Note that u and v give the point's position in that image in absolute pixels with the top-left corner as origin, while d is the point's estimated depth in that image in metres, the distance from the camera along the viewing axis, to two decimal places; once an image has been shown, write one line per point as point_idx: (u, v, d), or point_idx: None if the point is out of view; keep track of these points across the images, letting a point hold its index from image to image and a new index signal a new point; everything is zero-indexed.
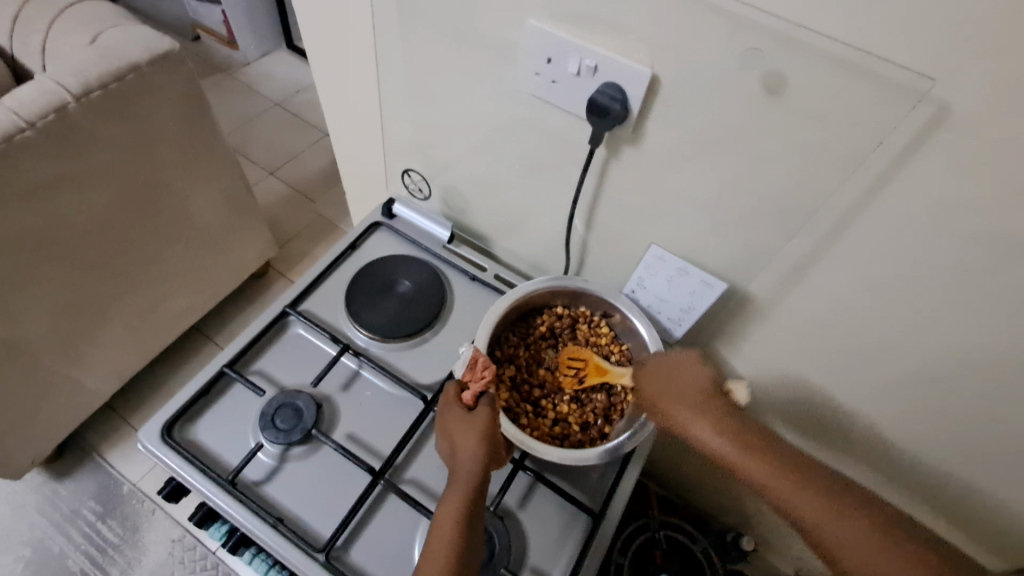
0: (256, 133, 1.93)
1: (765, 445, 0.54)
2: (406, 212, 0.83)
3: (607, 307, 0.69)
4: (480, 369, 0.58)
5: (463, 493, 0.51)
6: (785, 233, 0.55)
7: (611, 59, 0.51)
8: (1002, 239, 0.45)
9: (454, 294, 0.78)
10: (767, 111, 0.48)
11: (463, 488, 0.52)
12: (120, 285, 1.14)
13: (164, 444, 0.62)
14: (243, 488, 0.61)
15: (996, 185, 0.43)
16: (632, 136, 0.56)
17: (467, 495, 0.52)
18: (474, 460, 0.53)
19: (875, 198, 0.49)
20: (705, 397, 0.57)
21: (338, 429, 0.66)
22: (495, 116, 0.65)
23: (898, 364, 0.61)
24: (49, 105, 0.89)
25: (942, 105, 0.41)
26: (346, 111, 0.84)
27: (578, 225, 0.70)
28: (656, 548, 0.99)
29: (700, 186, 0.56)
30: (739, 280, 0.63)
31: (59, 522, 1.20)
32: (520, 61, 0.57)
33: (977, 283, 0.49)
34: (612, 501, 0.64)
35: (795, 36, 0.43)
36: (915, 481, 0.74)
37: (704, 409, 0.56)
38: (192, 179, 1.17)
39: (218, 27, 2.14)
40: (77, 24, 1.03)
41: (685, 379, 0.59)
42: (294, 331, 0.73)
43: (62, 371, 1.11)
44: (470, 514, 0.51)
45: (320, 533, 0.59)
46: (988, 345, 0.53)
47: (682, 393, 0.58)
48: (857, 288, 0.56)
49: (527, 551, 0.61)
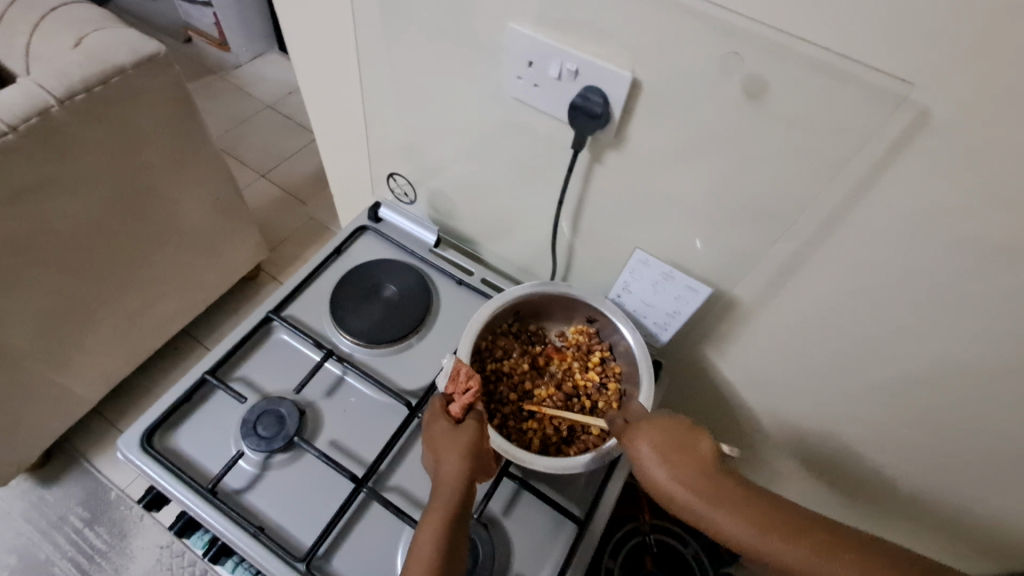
0: (248, 136, 1.92)
1: (721, 488, 0.50)
2: (392, 215, 0.83)
3: (591, 312, 0.69)
4: (464, 379, 0.58)
5: (441, 515, 0.50)
6: (769, 237, 0.55)
7: (590, 63, 0.50)
8: (984, 245, 0.45)
9: (440, 298, 0.78)
10: (748, 116, 0.47)
11: (444, 504, 0.51)
12: (106, 288, 1.13)
13: (143, 452, 0.61)
14: (224, 497, 0.60)
15: (979, 190, 0.42)
16: (616, 139, 0.55)
17: (445, 517, 0.50)
18: (456, 475, 0.52)
19: (857, 203, 0.49)
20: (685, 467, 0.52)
21: (321, 436, 0.65)
22: (479, 119, 0.65)
23: (884, 369, 0.61)
24: (31, 109, 0.87)
25: (922, 111, 0.41)
26: (330, 115, 0.83)
27: (564, 229, 0.70)
28: (647, 553, 1.00)
29: (684, 188, 0.56)
30: (725, 284, 0.62)
31: (46, 529, 1.19)
32: (502, 63, 0.57)
33: (964, 288, 0.48)
34: (598, 508, 0.63)
35: (775, 41, 0.43)
36: (905, 485, 0.74)
37: (701, 477, 0.51)
38: (179, 181, 1.16)
39: (209, 29, 2.13)
40: (61, 27, 1.02)
41: (678, 457, 0.52)
42: (278, 337, 0.72)
43: (48, 377, 1.10)
44: (451, 534, 0.50)
45: (301, 542, 0.59)
46: (973, 349, 0.53)
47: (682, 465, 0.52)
48: (840, 291, 0.56)
49: (511, 559, 0.60)
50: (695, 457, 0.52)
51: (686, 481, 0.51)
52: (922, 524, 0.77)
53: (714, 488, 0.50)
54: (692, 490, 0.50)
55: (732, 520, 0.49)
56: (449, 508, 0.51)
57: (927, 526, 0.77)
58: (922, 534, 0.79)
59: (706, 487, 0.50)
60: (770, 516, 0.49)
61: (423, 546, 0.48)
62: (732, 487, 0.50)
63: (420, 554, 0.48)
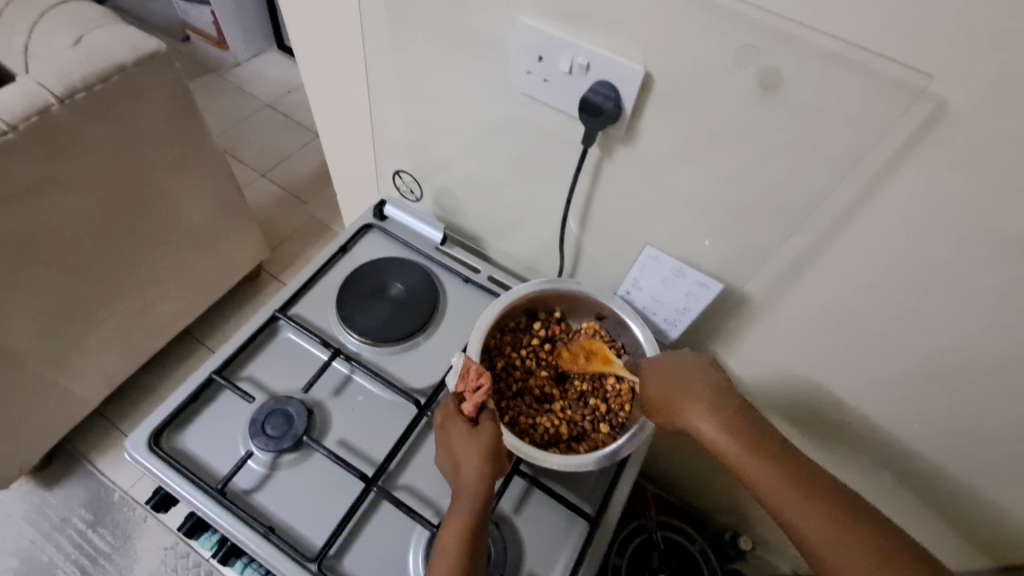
0: (247, 135, 1.91)
1: (718, 400, 0.55)
2: (398, 213, 0.82)
3: (600, 308, 0.68)
4: (474, 377, 0.57)
5: (466, 517, 0.50)
6: (781, 233, 0.54)
7: (601, 57, 0.50)
8: (1000, 238, 0.45)
9: (446, 295, 0.77)
10: (763, 108, 0.47)
11: (468, 506, 0.51)
12: (107, 288, 1.12)
13: (151, 452, 0.60)
14: (233, 497, 0.59)
15: (994, 184, 0.42)
16: (626, 135, 0.55)
17: (470, 518, 0.50)
18: (478, 477, 0.52)
19: (870, 198, 0.48)
20: (697, 385, 0.57)
21: (330, 435, 0.64)
22: (486, 115, 0.64)
23: (896, 364, 0.60)
24: (31, 107, 0.86)
25: (940, 102, 0.41)
26: (334, 112, 0.83)
27: (573, 225, 0.69)
28: (654, 549, 0.98)
29: (694, 185, 0.55)
30: (735, 280, 0.62)
31: (49, 531, 1.18)
32: (511, 57, 0.56)
33: (978, 283, 0.48)
34: (609, 506, 0.63)
35: (789, 32, 0.43)
36: (917, 481, 0.73)
37: (705, 393, 0.56)
38: (180, 180, 1.16)
39: (207, 28, 2.12)
40: (60, 25, 1.01)
41: (695, 387, 0.57)
42: (284, 336, 0.72)
43: (50, 378, 1.10)
44: (474, 534, 0.50)
45: (311, 542, 0.58)
46: (985, 344, 0.53)
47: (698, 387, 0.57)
48: (850, 286, 0.56)
49: (523, 558, 0.59)
50: (708, 378, 0.57)
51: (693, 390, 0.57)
52: (931, 522, 0.77)
53: (721, 405, 0.55)
54: (702, 401, 0.55)
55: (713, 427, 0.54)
56: (473, 511, 0.50)
57: (940, 525, 0.77)
58: (933, 533, 0.79)
59: (712, 402, 0.55)
60: (752, 435, 0.53)
61: (447, 550, 0.49)
62: (728, 406, 0.55)
63: (445, 556, 0.48)
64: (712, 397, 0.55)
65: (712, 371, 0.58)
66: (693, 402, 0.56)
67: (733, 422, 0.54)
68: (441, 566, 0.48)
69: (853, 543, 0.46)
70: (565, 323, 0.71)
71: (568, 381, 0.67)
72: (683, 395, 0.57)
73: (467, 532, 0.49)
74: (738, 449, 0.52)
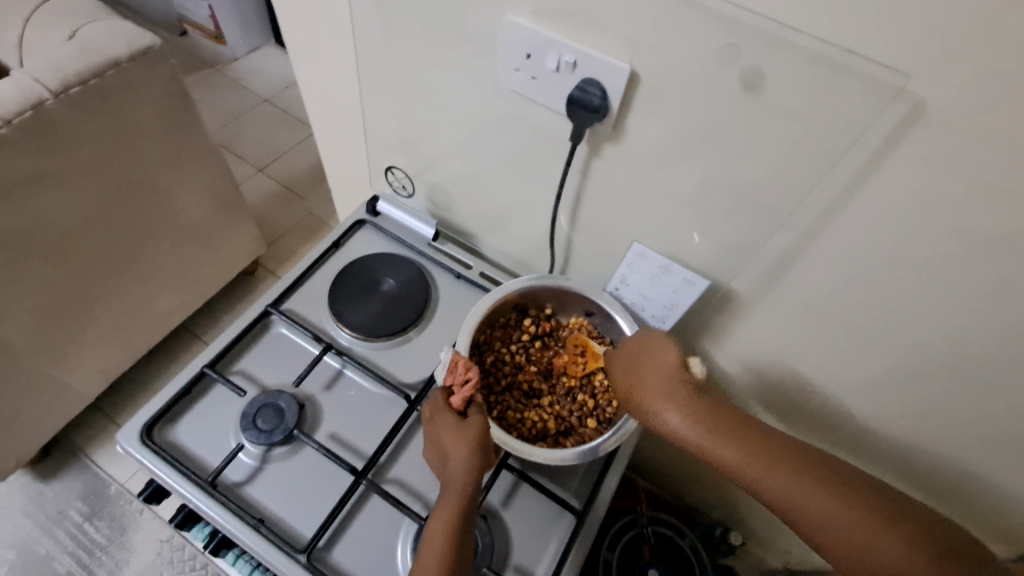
0: (245, 130, 1.91)
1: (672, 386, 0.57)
2: (390, 209, 0.83)
3: (590, 306, 0.69)
4: (462, 371, 0.58)
5: (454, 509, 0.51)
6: (766, 230, 0.55)
7: (588, 54, 0.50)
8: (977, 237, 0.45)
9: (437, 291, 0.78)
10: (745, 106, 0.47)
11: (456, 498, 0.51)
12: (103, 282, 1.12)
13: (143, 445, 0.61)
14: (223, 489, 0.60)
15: (974, 183, 0.43)
16: (614, 132, 0.56)
17: (457, 511, 0.51)
18: (468, 469, 0.52)
19: (852, 196, 0.49)
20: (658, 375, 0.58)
21: (321, 429, 0.65)
22: (476, 111, 0.64)
23: (880, 359, 0.61)
24: (26, 101, 0.87)
25: (918, 102, 0.41)
26: (328, 109, 0.83)
27: (563, 221, 0.70)
28: (645, 543, 0.98)
29: (680, 182, 0.56)
30: (722, 277, 0.63)
31: (45, 524, 1.19)
32: (499, 56, 0.57)
33: (958, 280, 0.49)
34: (596, 500, 0.64)
35: (771, 31, 0.43)
36: (904, 477, 0.73)
37: (660, 381, 0.57)
38: (175, 174, 1.16)
39: (205, 23, 2.10)
40: (56, 20, 1.01)
41: (649, 378, 0.58)
42: (277, 330, 0.72)
43: (46, 371, 1.10)
44: (461, 525, 0.50)
45: (301, 534, 0.59)
46: (966, 341, 0.53)
47: (654, 379, 0.58)
48: (833, 283, 0.56)
49: (510, 551, 0.60)
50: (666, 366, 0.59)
51: (650, 384, 0.58)
52: None
53: (676, 391, 0.56)
54: (659, 391, 0.57)
55: (672, 412, 0.55)
56: (461, 503, 0.51)
57: None
58: None
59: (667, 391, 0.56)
60: (710, 414, 0.54)
61: (433, 538, 0.49)
62: (683, 390, 0.56)
63: (431, 546, 0.49)
64: (666, 386, 0.57)
65: (671, 357, 0.59)
66: (649, 391, 0.57)
67: (689, 405, 0.55)
68: (429, 552, 0.49)
69: (828, 498, 0.46)
70: (554, 320, 0.72)
71: (559, 378, 0.68)
72: (639, 389, 0.58)
73: (456, 520, 0.50)
74: (697, 429, 0.53)
